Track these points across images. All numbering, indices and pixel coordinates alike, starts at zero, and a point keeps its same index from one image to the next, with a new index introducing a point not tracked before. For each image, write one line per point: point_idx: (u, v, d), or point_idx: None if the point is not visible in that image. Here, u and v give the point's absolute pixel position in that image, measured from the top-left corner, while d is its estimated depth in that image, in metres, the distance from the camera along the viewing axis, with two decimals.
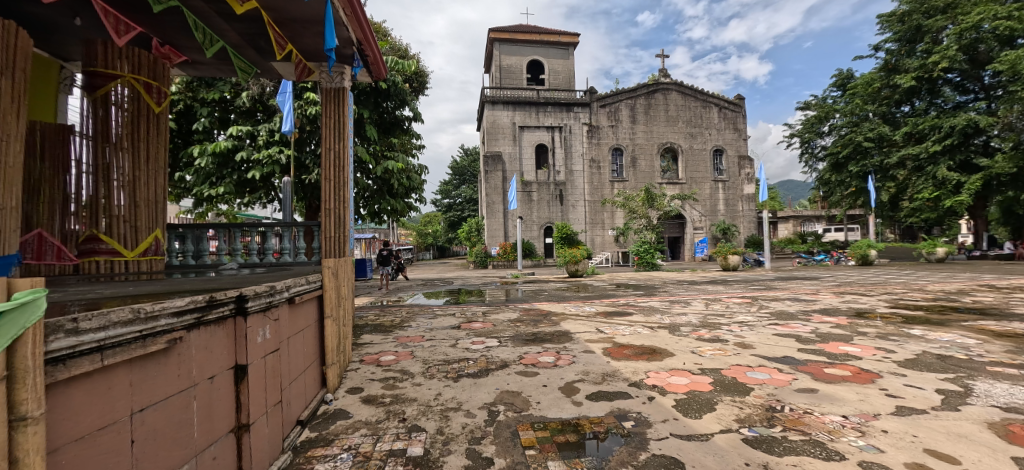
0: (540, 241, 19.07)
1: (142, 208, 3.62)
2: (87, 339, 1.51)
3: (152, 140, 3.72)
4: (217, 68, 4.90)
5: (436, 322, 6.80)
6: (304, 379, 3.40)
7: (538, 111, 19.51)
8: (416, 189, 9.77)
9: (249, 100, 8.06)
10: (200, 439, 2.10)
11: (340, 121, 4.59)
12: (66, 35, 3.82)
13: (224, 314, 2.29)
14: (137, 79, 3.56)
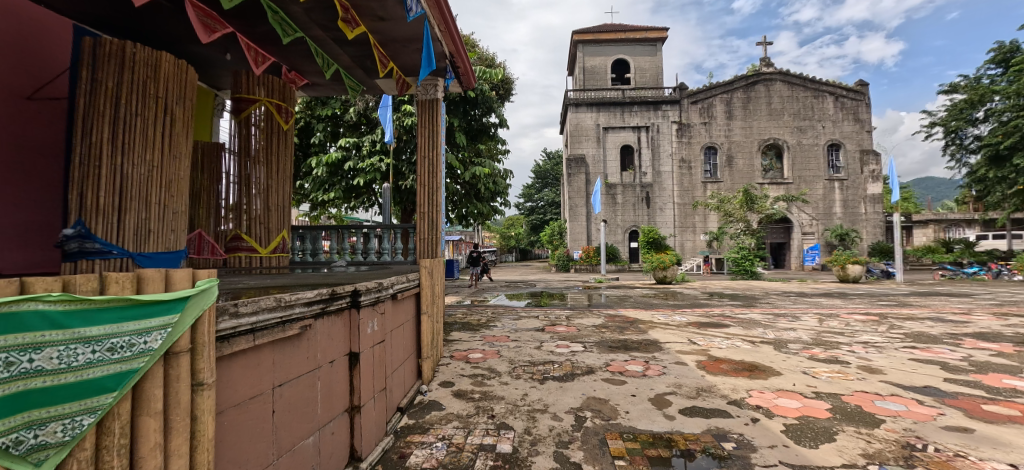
0: (625, 245, 18.46)
1: (273, 212, 4.17)
2: (244, 321, 1.77)
3: (282, 152, 4.21)
4: (331, 87, 5.49)
5: (520, 324, 6.93)
6: (403, 369, 3.69)
7: (624, 112, 18.94)
8: (501, 193, 10.08)
9: (356, 114, 8.89)
10: (323, 415, 2.40)
11: (433, 131, 4.92)
12: (219, 69, 4.56)
13: (342, 305, 2.58)
14: (271, 102, 4.08)
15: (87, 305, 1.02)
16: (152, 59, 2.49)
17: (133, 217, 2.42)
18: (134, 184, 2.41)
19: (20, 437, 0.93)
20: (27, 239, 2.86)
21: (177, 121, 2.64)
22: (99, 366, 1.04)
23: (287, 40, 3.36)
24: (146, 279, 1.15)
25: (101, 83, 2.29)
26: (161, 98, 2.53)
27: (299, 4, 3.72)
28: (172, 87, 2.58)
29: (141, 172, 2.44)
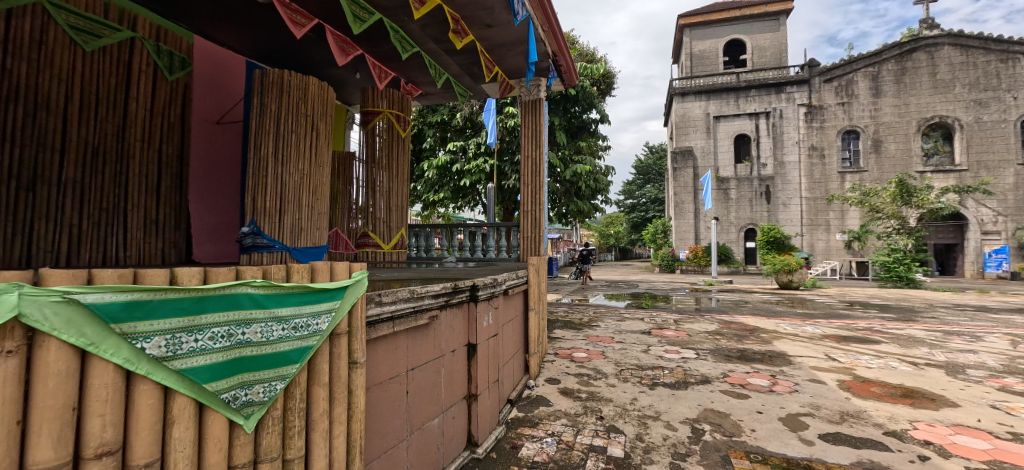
0: (739, 245, 16.70)
1: (394, 212, 4.65)
2: (385, 309, 1.98)
3: (400, 158, 4.66)
4: (442, 96, 5.85)
5: (625, 325, 6.70)
6: (513, 363, 3.81)
7: (739, 98, 17.07)
8: (603, 190, 9.83)
9: (462, 119, 9.31)
10: (446, 399, 2.59)
11: (536, 131, 5.00)
12: (351, 88, 5.11)
13: (462, 299, 2.75)
14: (392, 114, 4.50)
15: (279, 290, 1.19)
16: (303, 84, 2.91)
17: (290, 216, 2.88)
18: (291, 189, 2.87)
19: (236, 394, 1.08)
20: (219, 233, 3.52)
21: (320, 134, 3.08)
22: (288, 341, 1.21)
23: (406, 56, 3.63)
24: (318, 270, 1.35)
25: (267, 106, 2.74)
26: (309, 116, 2.97)
27: (416, 21, 4.00)
28: (316, 106, 3.01)
29: (294, 179, 2.88)
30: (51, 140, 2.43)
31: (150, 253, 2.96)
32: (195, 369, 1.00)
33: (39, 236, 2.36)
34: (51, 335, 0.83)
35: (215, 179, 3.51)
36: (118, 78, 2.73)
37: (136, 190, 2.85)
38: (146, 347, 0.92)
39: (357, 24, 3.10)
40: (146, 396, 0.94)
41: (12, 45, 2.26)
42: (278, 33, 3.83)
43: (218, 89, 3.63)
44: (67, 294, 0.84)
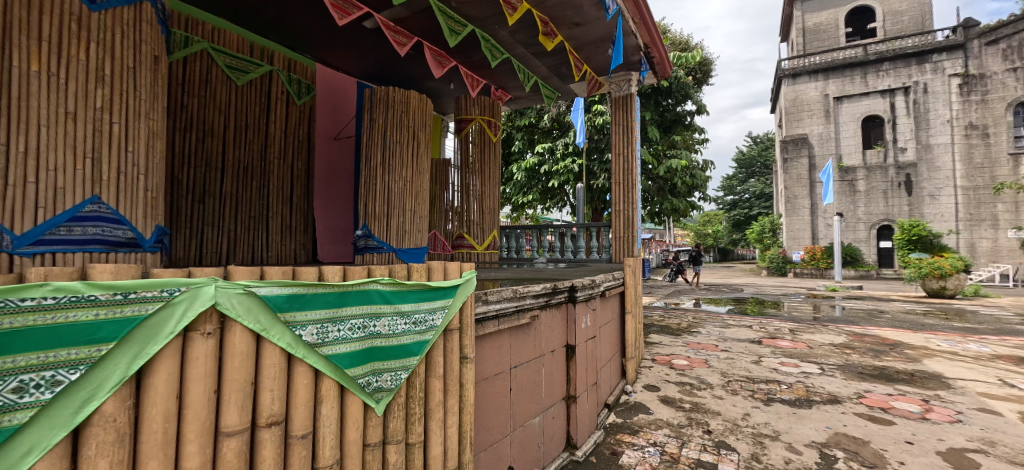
0: (870, 245, 14.45)
1: (487, 214, 4.75)
2: (491, 308, 2.06)
3: (492, 162, 4.77)
4: (530, 98, 5.82)
5: (731, 333, 6.17)
6: (610, 367, 3.72)
7: (867, 74, 14.76)
8: (700, 187, 8.95)
9: (549, 121, 9.20)
10: (546, 398, 2.62)
11: (628, 127, 4.80)
12: (447, 99, 5.36)
13: (561, 300, 2.75)
14: (483, 120, 4.63)
15: (403, 287, 1.31)
16: (405, 98, 3.16)
17: (396, 220, 3.12)
18: (396, 194, 3.12)
19: (370, 379, 1.21)
20: (337, 236, 3.95)
21: (421, 143, 3.30)
22: (409, 335, 1.32)
23: (494, 63, 3.70)
24: (434, 269, 1.44)
25: (374, 120, 3.08)
26: (411, 126, 3.20)
27: (506, 29, 4.03)
28: (416, 116, 3.24)
29: (399, 185, 3.12)
30: (213, 160, 2.89)
31: (286, 254, 3.41)
32: (338, 355, 1.14)
33: (208, 239, 2.86)
34: (236, 322, 0.96)
35: (334, 189, 3.93)
36: (259, 106, 3.20)
37: (276, 200, 3.31)
38: (302, 334, 1.06)
39: (452, 37, 3.23)
40: (303, 377, 1.08)
41: (188, 86, 2.78)
42: (383, 55, 4.16)
43: (336, 109, 4.07)
44: (247, 287, 0.97)
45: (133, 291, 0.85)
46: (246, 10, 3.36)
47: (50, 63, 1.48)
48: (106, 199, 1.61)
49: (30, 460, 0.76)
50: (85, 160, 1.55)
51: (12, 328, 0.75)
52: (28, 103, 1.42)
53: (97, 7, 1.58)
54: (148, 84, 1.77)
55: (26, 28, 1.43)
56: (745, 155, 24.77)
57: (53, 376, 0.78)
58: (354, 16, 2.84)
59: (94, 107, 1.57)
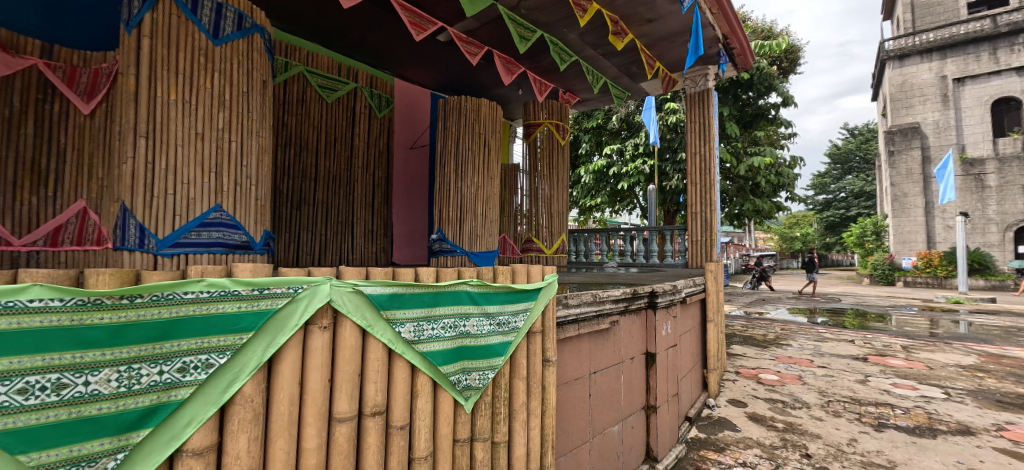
0: (1005, 250, 12.29)
1: (555, 218, 4.57)
2: (571, 311, 2.04)
3: (560, 164, 4.63)
4: (599, 99, 5.53)
5: (828, 347, 5.55)
6: (690, 378, 3.52)
7: (998, 50, 12.68)
8: (788, 187, 7.85)
9: (617, 121, 8.66)
10: (625, 407, 2.55)
11: (704, 124, 4.54)
12: (514, 105, 5.34)
13: (641, 306, 2.66)
14: (551, 124, 4.52)
15: (490, 289, 1.35)
16: (476, 106, 3.33)
17: (468, 223, 3.22)
18: (468, 199, 3.22)
19: (460, 377, 1.26)
20: (415, 240, 4.14)
21: (491, 149, 3.42)
22: (495, 336, 1.36)
23: (563, 67, 3.66)
24: (517, 272, 1.47)
25: (448, 129, 3.25)
26: (482, 134, 3.34)
27: (576, 31, 3.88)
28: (486, 124, 3.38)
29: (471, 190, 3.23)
30: (307, 171, 3.17)
31: (368, 256, 3.65)
32: (432, 353, 1.20)
33: (303, 242, 3.15)
34: (346, 317, 1.05)
35: (412, 195, 4.12)
36: (346, 120, 3.48)
37: (361, 206, 3.56)
38: (401, 331, 1.13)
39: (522, 44, 3.26)
40: (401, 371, 1.15)
41: (288, 106, 3.09)
42: (455, 65, 4.27)
43: (414, 119, 4.25)
44: (355, 286, 1.06)
45: (267, 287, 0.95)
46: (334, 33, 3.61)
47: (184, 92, 1.75)
48: (226, 208, 1.86)
49: (190, 431, 0.87)
50: (209, 173, 1.81)
51: (176, 317, 0.85)
52: (169, 127, 1.70)
53: (219, 42, 1.86)
54: (257, 107, 2.03)
55: (167, 63, 1.72)
56: (840, 149, 22.02)
57: (207, 359, 0.89)
58: (430, 31, 2.97)
59: (217, 128, 1.84)
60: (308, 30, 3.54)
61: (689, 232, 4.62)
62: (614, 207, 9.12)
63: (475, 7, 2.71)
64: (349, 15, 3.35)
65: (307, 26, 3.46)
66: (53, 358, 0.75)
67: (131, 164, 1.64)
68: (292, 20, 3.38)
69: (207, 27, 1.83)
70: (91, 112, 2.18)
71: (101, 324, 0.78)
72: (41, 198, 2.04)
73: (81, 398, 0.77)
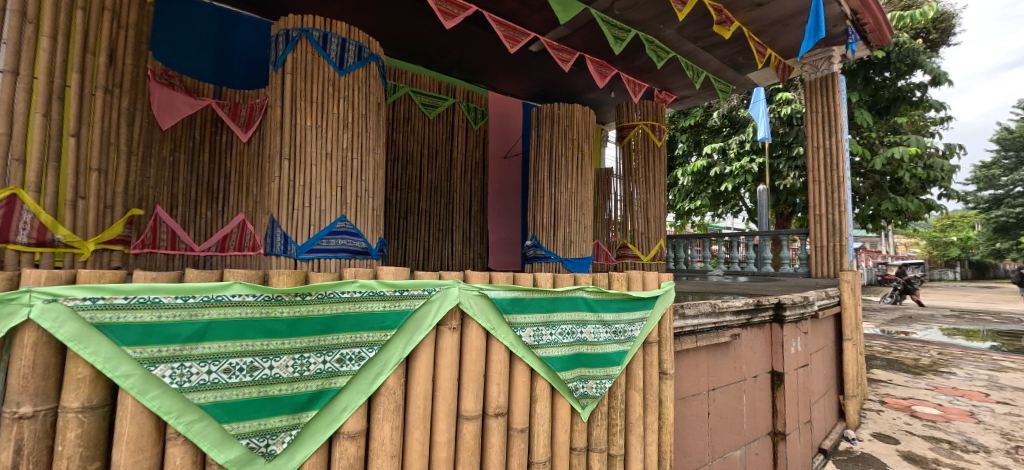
0: None
1: (652, 222, 4.06)
2: (690, 322, 1.92)
3: (656, 169, 4.09)
4: (698, 97, 4.91)
5: (1010, 379, 4.48)
6: (824, 403, 3.09)
7: None
8: (941, 181, 6.51)
9: (720, 118, 7.11)
10: (749, 431, 2.31)
11: (831, 113, 3.97)
12: (607, 109, 5.14)
13: (765, 319, 2.40)
14: (645, 125, 4.05)
15: (606, 296, 1.33)
16: (568, 112, 3.33)
17: (563, 229, 3.21)
18: (562, 205, 3.22)
19: (577, 385, 1.25)
20: (511, 247, 4.19)
21: (585, 154, 3.37)
22: (612, 344, 1.33)
23: (661, 65, 3.46)
24: (633, 279, 1.41)
25: (541, 136, 3.36)
26: (575, 139, 3.32)
27: (673, 25, 3.54)
28: (580, 128, 3.35)
29: (565, 196, 3.22)
30: (413, 184, 3.42)
31: (466, 262, 3.79)
32: (551, 358, 1.21)
33: (409, 249, 3.39)
34: (473, 319, 1.11)
35: (506, 204, 4.16)
36: (445, 135, 3.69)
37: (460, 214, 3.74)
38: (522, 335, 1.16)
39: (617, 44, 3.16)
40: (521, 375, 1.18)
41: (396, 124, 3.37)
42: (548, 74, 4.24)
43: (506, 128, 4.25)
44: (480, 290, 1.11)
45: (407, 289, 1.04)
46: (435, 54, 3.79)
47: (317, 118, 2.02)
48: (350, 218, 2.08)
49: (346, 416, 0.97)
50: (336, 187, 2.04)
51: (337, 313, 0.97)
52: (305, 149, 1.99)
53: (343, 72, 2.12)
54: (374, 126, 2.24)
55: (304, 95, 2.02)
56: (1013, 132, 17.52)
57: (359, 352, 0.99)
58: (525, 42, 3.01)
59: (342, 148, 2.07)
60: (412, 54, 3.75)
61: (812, 238, 4.06)
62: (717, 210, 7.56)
63: (567, 12, 2.69)
64: (446, 36, 3.48)
65: (412, 50, 3.68)
66: (248, 344, 0.88)
67: (277, 182, 1.97)
68: (398, 46, 3.61)
69: (334, 60, 2.10)
70: (248, 140, 2.51)
71: (282, 317, 0.91)
72: (215, 213, 2.48)
73: (268, 379, 0.90)
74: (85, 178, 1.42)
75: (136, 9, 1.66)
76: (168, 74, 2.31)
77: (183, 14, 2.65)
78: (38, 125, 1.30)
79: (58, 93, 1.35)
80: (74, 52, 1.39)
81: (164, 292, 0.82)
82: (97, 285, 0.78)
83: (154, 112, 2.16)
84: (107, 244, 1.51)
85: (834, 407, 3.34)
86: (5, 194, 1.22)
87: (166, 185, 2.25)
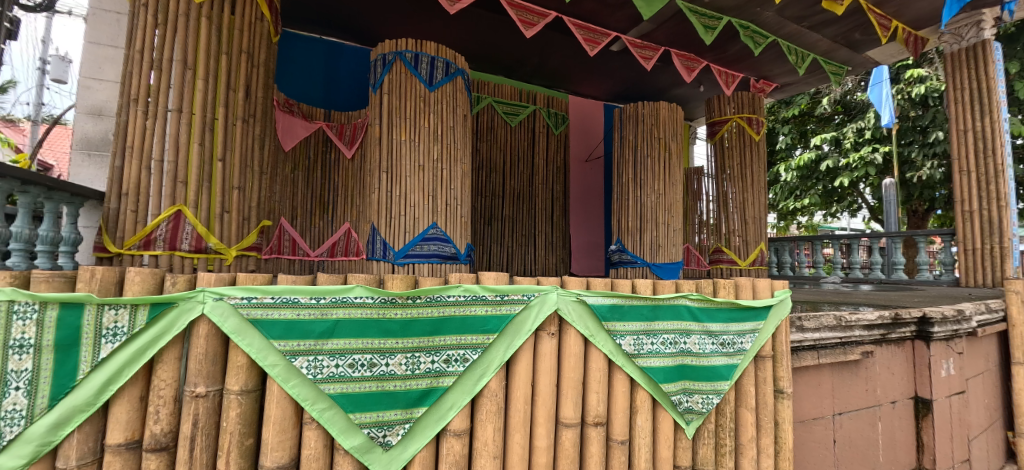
0: None
1: (751, 224, 3.69)
2: (809, 336, 1.72)
3: (756, 167, 3.73)
4: (805, 82, 4.32)
5: None
6: (987, 438, 2.57)
7: None
8: None
9: (831, 104, 6.16)
10: (885, 464, 2.00)
11: (984, 89, 3.33)
12: (697, 105, 4.80)
13: (905, 335, 2.07)
14: (742, 117, 3.72)
15: (712, 304, 1.24)
16: (655, 110, 3.17)
17: (650, 233, 3.08)
18: (650, 208, 3.09)
19: (681, 398, 1.19)
20: (596, 253, 4.06)
21: (673, 154, 3.19)
22: (719, 356, 1.24)
23: (758, 51, 3.18)
24: (742, 286, 1.30)
25: (625, 137, 3.28)
26: (663, 138, 3.16)
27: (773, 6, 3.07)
28: (668, 127, 3.18)
29: (651, 198, 3.09)
30: (496, 191, 3.52)
31: (548, 267, 3.78)
32: (653, 368, 1.16)
33: (493, 254, 3.50)
34: (572, 325, 1.11)
35: (589, 208, 4.04)
36: (527, 142, 3.74)
37: (542, 220, 3.74)
38: (622, 343, 1.13)
39: (707, 34, 2.96)
40: (621, 385, 1.15)
41: (480, 133, 3.50)
42: (633, 73, 4.08)
43: (588, 131, 4.15)
44: (579, 295, 1.10)
45: (507, 293, 1.06)
46: (516, 63, 3.84)
47: (412, 132, 2.18)
48: (440, 225, 2.19)
49: (452, 414, 1.02)
50: (428, 196, 2.17)
51: (443, 316, 1.02)
52: (401, 162, 2.14)
53: (433, 87, 2.25)
54: (462, 137, 2.33)
55: (400, 111, 2.18)
56: None
57: (464, 354, 1.03)
58: (605, 43, 2.97)
59: (433, 159, 2.20)
60: (494, 65, 3.85)
61: (958, 239, 3.44)
62: (828, 210, 6.50)
63: (652, 7, 2.57)
64: (527, 44, 3.52)
65: (494, 61, 3.77)
66: (368, 342, 0.96)
67: (377, 193, 2.15)
68: (481, 59, 3.73)
69: (425, 78, 2.24)
70: (352, 155, 2.80)
71: (397, 318, 0.98)
72: (326, 224, 2.76)
73: (384, 375, 0.97)
74: (229, 195, 1.67)
75: (266, 48, 1.90)
76: (289, 102, 2.63)
77: (299, 48, 3.06)
78: (196, 152, 1.56)
79: (209, 125, 1.60)
80: (220, 91, 1.64)
81: (301, 293, 0.93)
82: (251, 286, 0.91)
83: (278, 136, 2.46)
84: (246, 250, 1.75)
85: (1000, 444, 2.75)
86: (171, 211, 1.51)
87: (289, 198, 2.59)
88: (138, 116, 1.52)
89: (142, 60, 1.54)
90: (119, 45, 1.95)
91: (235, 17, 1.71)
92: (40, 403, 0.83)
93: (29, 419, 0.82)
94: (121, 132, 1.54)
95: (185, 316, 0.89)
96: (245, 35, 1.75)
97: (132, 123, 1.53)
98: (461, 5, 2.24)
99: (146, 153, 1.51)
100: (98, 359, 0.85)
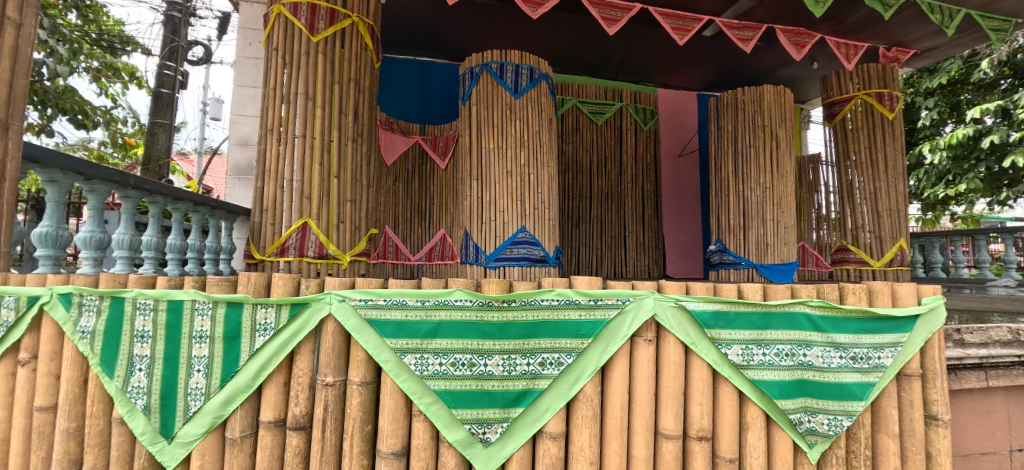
0: None
1: (886, 217, 3.18)
2: (972, 353, 1.46)
3: (891, 150, 3.21)
4: (954, 44, 3.63)
5: None
6: None
7: None
8: None
9: (995, 67, 5.06)
10: None
11: None
12: (812, 85, 4.28)
13: None
14: (869, 94, 3.23)
15: (838, 313, 1.11)
16: (757, 96, 2.92)
17: (755, 232, 2.83)
18: (754, 204, 2.84)
19: (802, 418, 1.08)
20: (694, 254, 3.81)
21: (782, 142, 2.88)
22: (848, 373, 1.10)
23: (889, 14, 2.71)
24: (877, 292, 1.14)
25: (723, 128, 3.06)
26: (768, 125, 2.87)
27: None
28: (774, 113, 2.88)
29: (755, 193, 2.83)
30: (583, 192, 3.49)
31: (641, 269, 3.64)
32: (766, 383, 1.07)
33: (583, 256, 3.47)
34: (670, 332, 1.07)
35: (685, 206, 3.83)
36: (615, 141, 3.65)
37: (633, 221, 3.62)
38: (728, 353, 1.06)
39: (818, 5, 2.61)
40: (728, 397, 1.08)
41: (566, 136, 3.51)
42: (731, 59, 3.78)
43: (681, 125, 3.93)
44: (677, 301, 1.06)
45: (601, 298, 1.05)
46: (601, 62, 3.78)
47: (501, 140, 2.26)
48: (530, 229, 2.23)
49: (548, 417, 1.04)
50: (516, 201, 2.22)
51: (537, 320, 1.04)
52: (491, 170, 2.25)
53: (518, 94, 2.30)
54: (548, 141, 2.35)
55: (488, 121, 2.29)
56: None
57: (559, 357, 1.04)
58: (697, 29, 2.79)
59: (521, 165, 2.24)
60: (578, 66, 3.83)
61: None
62: (994, 197, 5.37)
63: None
64: (613, 41, 3.44)
65: (578, 62, 3.75)
66: (468, 343, 1.02)
67: (469, 200, 2.29)
68: (565, 61, 3.74)
69: (510, 86, 2.30)
70: (445, 166, 2.97)
71: (493, 320, 1.03)
72: (425, 231, 2.95)
73: (483, 375, 1.02)
74: (344, 207, 1.86)
75: (370, 75, 2.05)
76: (390, 120, 2.91)
77: (396, 71, 3.34)
78: (318, 172, 1.78)
79: (327, 147, 1.82)
80: (335, 116, 1.85)
81: (408, 296, 1.02)
82: (367, 290, 1.02)
83: (382, 152, 2.79)
84: (359, 255, 1.92)
85: None
86: (299, 224, 1.75)
87: (392, 208, 2.85)
88: (273, 143, 1.79)
89: (273, 95, 1.81)
90: (257, 85, 2.30)
91: (344, 50, 1.91)
92: (214, 383, 1.02)
93: (207, 395, 1.02)
94: (262, 158, 1.82)
95: (315, 315, 1.02)
96: (352, 64, 1.94)
97: (269, 150, 1.80)
98: (542, 9, 2.27)
99: (280, 174, 1.77)
100: (253, 349, 1.02)
